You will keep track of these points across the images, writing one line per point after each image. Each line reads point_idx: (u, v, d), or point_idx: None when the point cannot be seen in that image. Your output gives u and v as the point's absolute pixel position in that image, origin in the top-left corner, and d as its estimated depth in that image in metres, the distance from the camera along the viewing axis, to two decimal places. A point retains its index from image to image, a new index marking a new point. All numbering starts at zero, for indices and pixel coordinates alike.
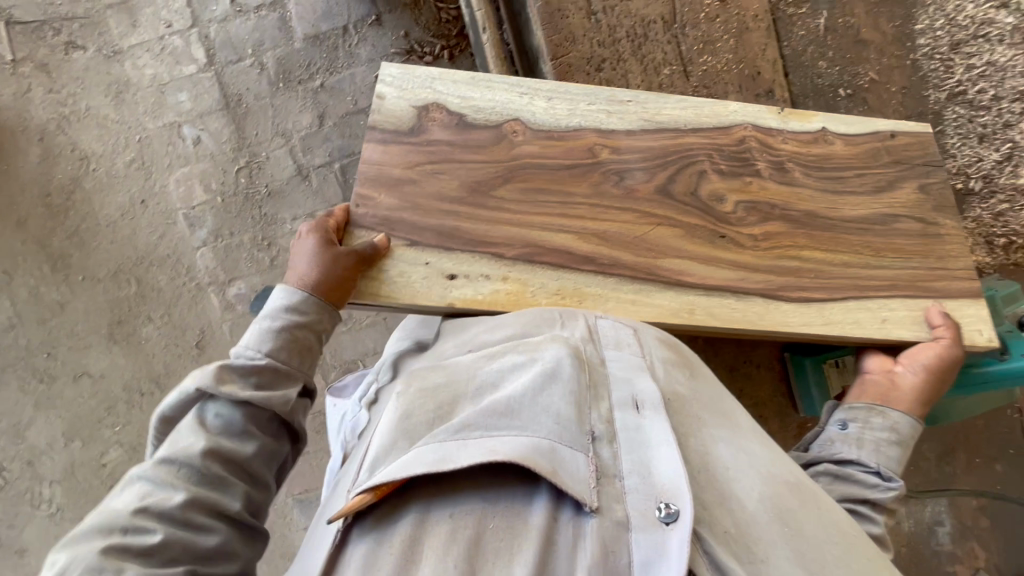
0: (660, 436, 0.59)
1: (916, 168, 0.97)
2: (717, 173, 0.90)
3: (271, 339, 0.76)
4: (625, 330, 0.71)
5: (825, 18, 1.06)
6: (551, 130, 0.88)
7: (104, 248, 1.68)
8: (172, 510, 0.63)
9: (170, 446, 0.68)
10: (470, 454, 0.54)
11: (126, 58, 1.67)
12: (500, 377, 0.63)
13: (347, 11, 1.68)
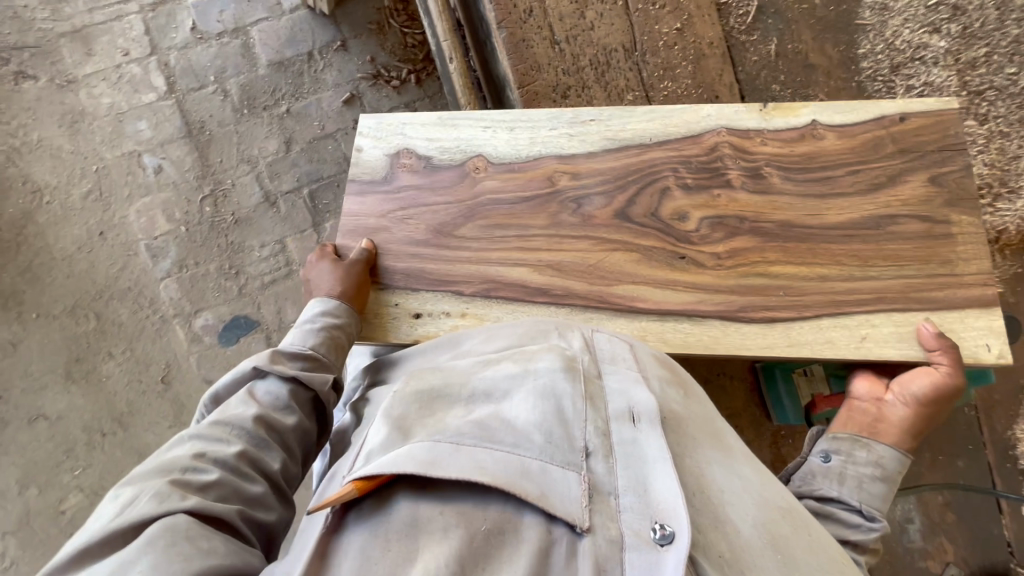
0: (654, 452, 0.59)
1: (926, 158, 0.88)
2: (682, 189, 0.88)
3: (315, 333, 0.78)
4: (620, 346, 0.73)
5: (775, 44, 1.12)
6: (514, 163, 0.91)
7: (60, 283, 1.61)
8: (227, 458, 0.62)
9: (222, 412, 0.67)
10: (460, 466, 0.54)
11: (81, 87, 1.62)
12: (497, 387, 0.65)
13: (312, 37, 1.68)
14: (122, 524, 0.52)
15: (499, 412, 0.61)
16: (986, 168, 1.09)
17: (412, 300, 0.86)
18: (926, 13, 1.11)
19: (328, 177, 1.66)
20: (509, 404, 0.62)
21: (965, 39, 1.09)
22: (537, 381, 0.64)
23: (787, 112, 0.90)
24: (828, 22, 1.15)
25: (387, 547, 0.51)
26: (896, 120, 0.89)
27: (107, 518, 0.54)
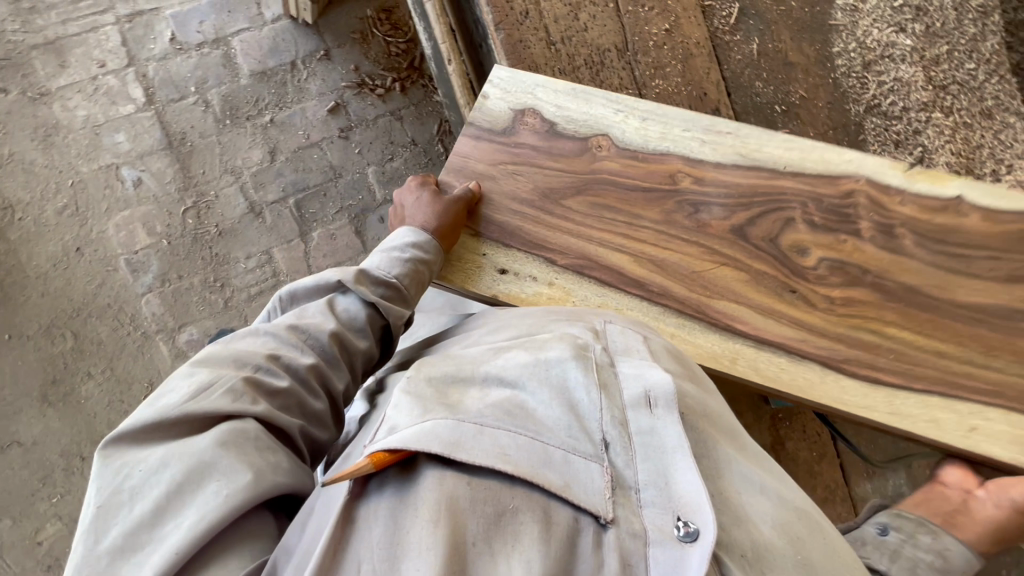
0: (672, 440, 0.58)
1: None
2: (808, 224, 0.86)
3: (400, 264, 0.80)
4: (634, 339, 0.72)
5: (756, 44, 1.18)
6: (637, 151, 0.90)
7: (35, 301, 1.55)
8: (299, 368, 0.65)
9: (300, 317, 0.70)
10: (484, 452, 0.52)
11: (56, 100, 1.58)
12: (511, 371, 0.62)
13: (295, 46, 1.67)
14: (198, 409, 0.55)
15: (519, 399, 0.59)
16: (953, 156, 1.14)
17: (502, 256, 0.88)
18: (893, 14, 1.21)
19: (315, 186, 1.65)
20: (528, 392, 0.60)
21: (928, 37, 1.19)
22: (553, 371, 0.62)
23: (932, 179, 0.86)
24: (802, 23, 1.21)
25: (413, 518, 0.49)
26: None
27: (183, 391, 0.57)
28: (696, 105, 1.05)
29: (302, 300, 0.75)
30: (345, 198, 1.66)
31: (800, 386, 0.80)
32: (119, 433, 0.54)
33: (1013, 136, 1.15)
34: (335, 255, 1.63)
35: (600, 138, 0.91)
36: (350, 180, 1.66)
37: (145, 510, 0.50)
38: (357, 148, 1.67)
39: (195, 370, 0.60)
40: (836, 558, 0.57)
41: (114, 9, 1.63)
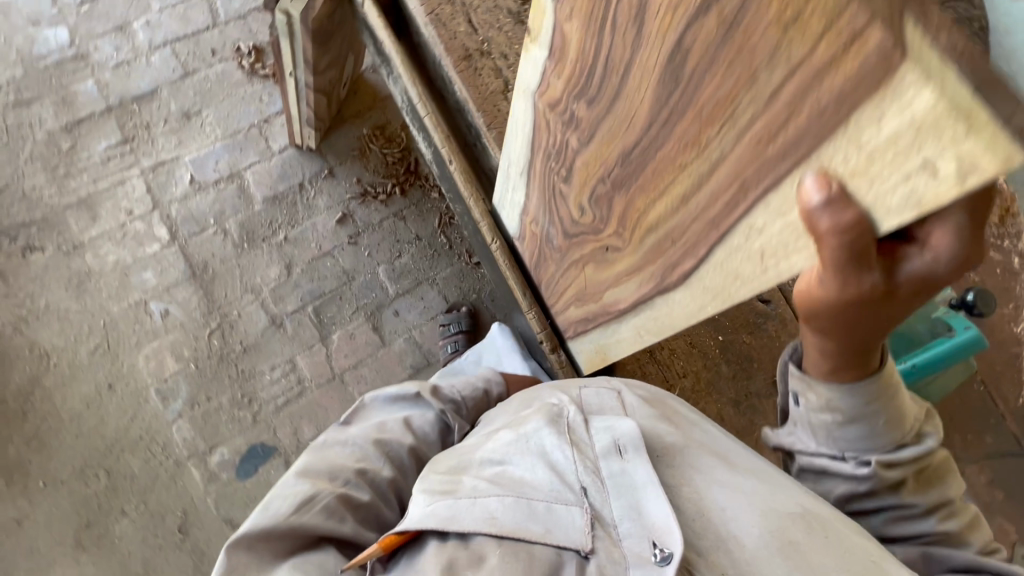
0: (643, 478, 0.60)
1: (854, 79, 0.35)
2: (572, 182, 0.79)
3: (470, 386, 0.94)
4: (607, 395, 0.75)
5: None
6: (523, 225, 0.99)
7: (69, 444, 1.57)
8: (381, 482, 0.73)
9: (382, 431, 0.80)
10: (474, 518, 0.58)
11: (87, 250, 1.69)
12: (500, 449, 0.67)
13: (302, 170, 1.83)
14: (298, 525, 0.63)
15: (506, 470, 0.64)
16: None
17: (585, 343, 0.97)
18: None
19: (330, 292, 1.74)
20: (516, 464, 0.65)
21: None
22: (534, 441, 0.66)
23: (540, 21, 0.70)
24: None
25: None
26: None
27: (289, 503, 0.66)
28: None
29: (387, 405, 0.86)
30: (360, 298, 1.75)
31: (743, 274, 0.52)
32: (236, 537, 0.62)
33: None
34: (356, 353, 1.70)
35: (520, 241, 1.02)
36: (364, 281, 1.76)
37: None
38: (367, 251, 1.79)
39: (298, 482, 0.70)
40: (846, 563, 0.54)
41: (138, 162, 1.76)
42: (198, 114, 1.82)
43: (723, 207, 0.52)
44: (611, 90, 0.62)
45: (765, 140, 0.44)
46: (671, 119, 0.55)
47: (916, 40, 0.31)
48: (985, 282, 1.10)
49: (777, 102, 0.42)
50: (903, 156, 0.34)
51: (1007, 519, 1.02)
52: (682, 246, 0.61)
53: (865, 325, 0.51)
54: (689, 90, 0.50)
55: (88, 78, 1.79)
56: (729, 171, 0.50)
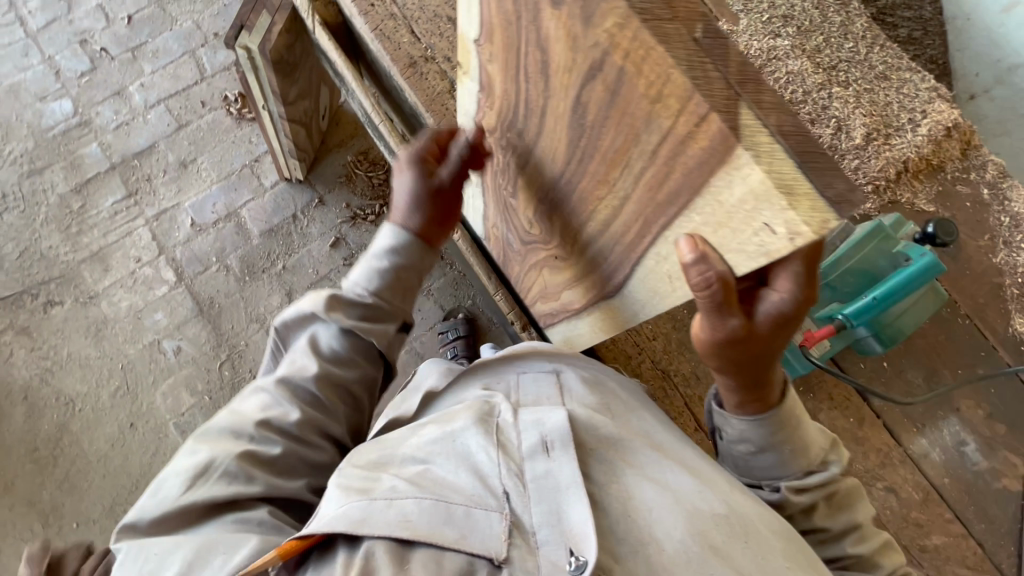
0: (567, 479, 0.58)
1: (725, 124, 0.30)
2: (512, 210, 0.72)
3: (376, 275, 0.74)
4: (545, 383, 0.74)
5: None
6: (486, 233, 0.93)
7: (97, 483, 1.65)
8: (290, 426, 0.68)
9: (286, 367, 0.72)
10: (388, 522, 0.54)
11: (102, 299, 1.80)
12: (424, 448, 0.64)
13: (294, 202, 1.92)
14: (200, 490, 0.62)
15: (427, 471, 0.61)
16: (866, 118, 1.11)
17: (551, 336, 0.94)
18: (765, 25, 1.18)
19: None
20: (438, 464, 0.61)
21: (803, 35, 1.17)
22: (460, 441, 0.63)
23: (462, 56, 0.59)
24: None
25: None
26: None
27: (182, 479, 0.63)
28: None
29: (290, 334, 0.77)
30: None
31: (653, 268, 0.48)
32: (126, 524, 0.61)
33: (913, 90, 1.14)
34: None
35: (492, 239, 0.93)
36: None
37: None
38: None
39: (197, 449, 0.65)
40: (762, 563, 0.55)
41: (143, 213, 1.88)
42: (194, 162, 1.94)
43: (636, 232, 0.46)
44: (533, 126, 0.52)
45: (656, 186, 0.39)
46: (581, 163, 0.47)
47: (750, 118, 0.30)
48: (954, 216, 1.10)
49: (657, 159, 0.37)
50: (753, 216, 0.32)
51: (1007, 451, 0.98)
52: (603, 267, 0.56)
53: (754, 362, 0.53)
54: (592, 137, 0.43)
55: (92, 142, 1.93)
56: (629, 215, 0.45)
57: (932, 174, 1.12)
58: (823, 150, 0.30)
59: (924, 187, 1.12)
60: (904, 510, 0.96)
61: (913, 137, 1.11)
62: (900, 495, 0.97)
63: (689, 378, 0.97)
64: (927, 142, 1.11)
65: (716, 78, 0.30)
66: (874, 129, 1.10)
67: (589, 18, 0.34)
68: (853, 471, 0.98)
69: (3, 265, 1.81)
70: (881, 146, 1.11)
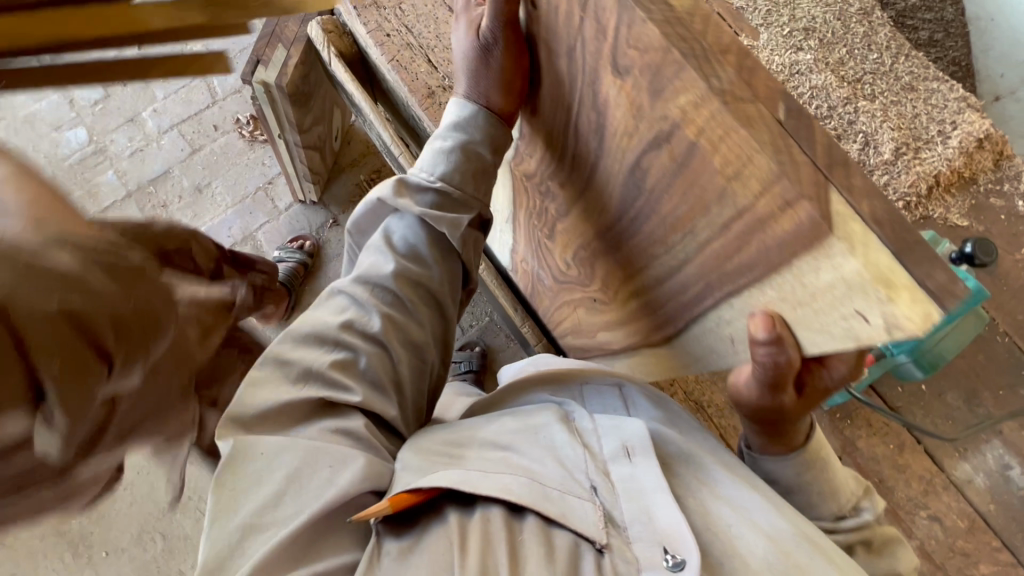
0: (651, 483, 0.52)
1: (816, 218, 0.29)
2: (545, 251, 0.72)
3: (443, 158, 0.53)
4: (609, 396, 0.68)
5: None
6: (513, 267, 0.92)
7: (125, 512, 1.63)
8: (373, 331, 0.58)
9: (361, 266, 0.62)
10: (488, 485, 0.50)
11: None
12: (506, 434, 0.58)
13: (309, 223, 1.92)
14: (299, 392, 0.55)
15: (508, 457, 0.55)
16: (894, 132, 1.09)
17: None
18: (786, 39, 1.16)
19: None
20: (520, 452, 0.56)
21: (825, 47, 1.15)
22: (543, 433, 0.58)
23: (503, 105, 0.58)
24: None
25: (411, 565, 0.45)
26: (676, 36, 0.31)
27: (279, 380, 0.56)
28: None
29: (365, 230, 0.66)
30: None
31: (710, 333, 0.46)
32: (231, 417, 0.52)
33: (942, 100, 1.11)
34: None
35: (520, 274, 0.91)
36: None
37: (279, 484, 0.48)
38: None
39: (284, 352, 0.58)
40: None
41: None
42: (209, 186, 1.94)
43: (692, 293, 0.45)
44: (581, 165, 0.49)
45: (724, 256, 0.38)
46: (637, 221, 0.46)
47: (842, 207, 0.29)
48: (989, 230, 1.08)
49: (729, 232, 0.36)
50: (839, 302, 0.31)
51: None
52: (650, 319, 0.56)
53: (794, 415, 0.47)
54: (650, 200, 0.42)
55: (108, 170, 1.94)
56: (689, 275, 0.44)
57: (963, 188, 1.10)
58: (922, 240, 0.28)
59: (957, 200, 1.10)
60: (951, 539, 0.93)
61: (944, 149, 1.08)
62: (944, 523, 0.94)
63: (724, 407, 0.94)
64: (958, 154, 1.08)
65: (803, 161, 0.29)
66: (903, 144, 1.08)
67: (659, 92, 0.33)
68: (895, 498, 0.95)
69: None
70: (910, 160, 1.09)
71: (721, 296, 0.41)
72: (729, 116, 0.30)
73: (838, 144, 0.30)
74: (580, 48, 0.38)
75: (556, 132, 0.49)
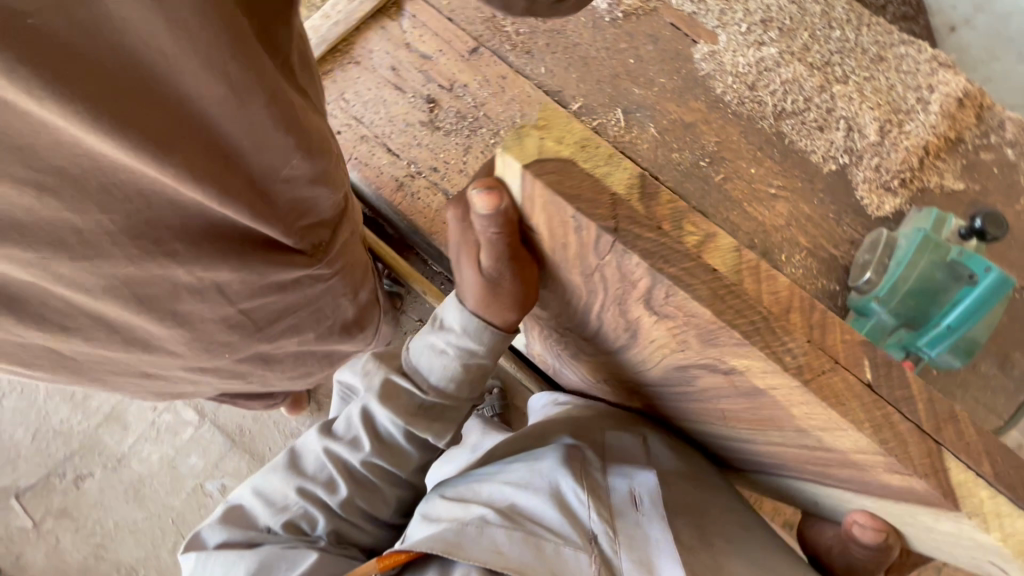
0: (656, 532, 0.48)
1: (939, 490, 0.25)
2: (569, 363, 0.68)
3: (440, 370, 0.49)
4: (632, 434, 0.62)
5: (653, 125, 1.13)
6: (528, 350, 0.89)
7: None
8: (334, 504, 0.58)
9: (334, 430, 0.61)
10: (482, 546, 0.47)
11: (130, 459, 1.64)
12: (512, 482, 0.54)
13: None
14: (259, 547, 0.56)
15: (513, 503, 0.51)
16: (875, 110, 1.11)
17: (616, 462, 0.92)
18: (746, 36, 1.16)
19: None
20: (524, 496, 0.52)
21: (786, 36, 1.16)
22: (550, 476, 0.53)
23: None
24: (684, 119, 1.13)
25: None
26: (734, 306, 0.26)
27: (253, 509, 0.59)
28: None
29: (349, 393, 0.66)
30: None
31: (788, 487, 0.43)
32: (208, 530, 0.57)
33: (914, 64, 1.13)
34: None
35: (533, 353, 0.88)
36: None
37: None
38: None
39: (260, 485, 0.60)
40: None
41: None
42: None
43: (763, 459, 0.41)
44: (600, 336, 0.45)
45: (807, 461, 0.34)
46: (682, 394, 0.42)
47: (963, 475, 0.25)
48: (985, 187, 1.11)
49: (815, 454, 0.32)
50: (970, 549, 0.27)
51: None
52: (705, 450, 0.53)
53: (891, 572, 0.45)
54: (704, 392, 0.37)
55: None
56: (757, 449, 0.40)
57: (952, 150, 1.12)
58: None
59: (948, 164, 1.12)
60: None
61: (927, 117, 1.10)
62: None
63: None
64: (942, 118, 1.11)
65: (906, 431, 0.25)
66: (887, 121, 1.10)
67: (713, 343, 0.29)
68: None
69: (19, 455, 1.68)
70: (897, 135, 1.10)
71: (801, 476, 0.37)
72: (811, 397, 0.25)
73: (932, 388, 0.26)
74: (600, 280, 0.33)
75: (567, 308, 0.45)
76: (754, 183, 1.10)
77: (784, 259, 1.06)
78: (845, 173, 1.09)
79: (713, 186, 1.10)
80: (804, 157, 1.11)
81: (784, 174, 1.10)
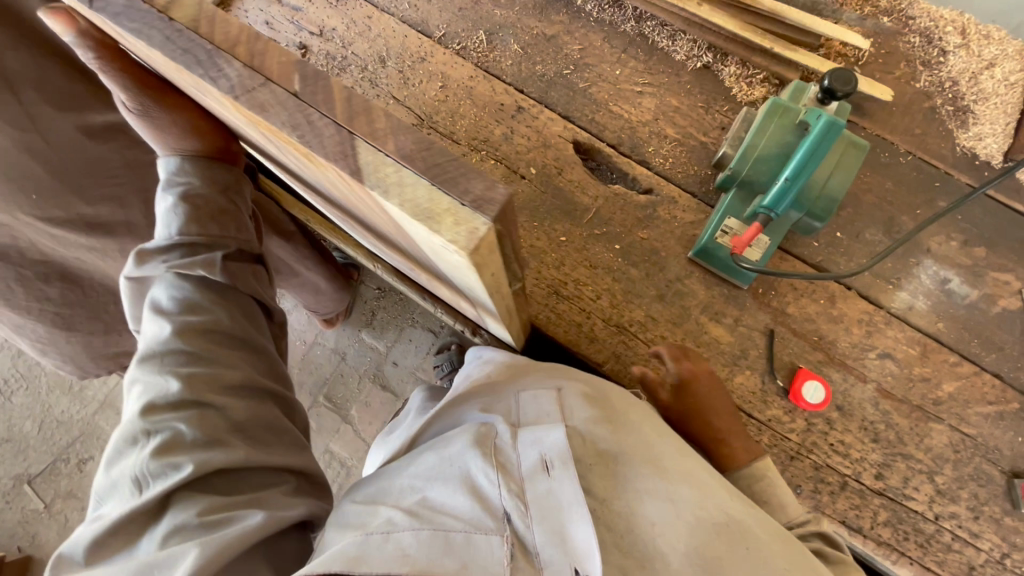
0: (568, 497, 0.53)
1: (349, 169, 0.28)
2: (367, 237, 0.73)
3: (172, 215, 0.61)
4: (545, 396, 0.63)
5: (516, 41, 1.09)
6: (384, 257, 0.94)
7: None
8: (174, 397, 0.57)
9: (145, 343, 0.61)
10: (386, 555, 0.49)
11: None
12: (422, 476, 0.59)
13: None
14: (141, 498, 0.53)
15: (426, 499, 0.56)
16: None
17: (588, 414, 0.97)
18: None
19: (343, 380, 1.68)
20: (436, 490, 0.56)
21: None
22: (457, 463, 0.57)
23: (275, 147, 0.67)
24: (547, 32, 1.09)
25: None
26: (184, 43, 0.30)
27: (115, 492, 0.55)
28: (501, 118, 1.06)
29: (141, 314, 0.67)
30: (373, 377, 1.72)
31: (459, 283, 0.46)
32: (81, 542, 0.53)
33: None
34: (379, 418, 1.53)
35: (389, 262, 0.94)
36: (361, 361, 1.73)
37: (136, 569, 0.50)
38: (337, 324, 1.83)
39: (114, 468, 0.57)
40: (761, 569, 0.51)
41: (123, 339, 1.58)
42: None
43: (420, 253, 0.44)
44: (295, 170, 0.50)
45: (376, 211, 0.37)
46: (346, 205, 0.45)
47: (370, 155, 0.28)
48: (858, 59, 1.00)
49: (361, 199, 0.35)
50: (445, 253, 0.32)
51: (992, 271, 0.92)
52: (431, 272, 0.57)
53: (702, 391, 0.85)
54: (322, 184, 0.40)
55: None
56: (400, 240, 0.42)
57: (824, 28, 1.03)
58: (453, 157, 0.28)
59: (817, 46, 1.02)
60: (905, 369, 0.90)
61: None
62: (896, 357, 0.91)
63: (644, 322, 0.96)
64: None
65: (322, 124, 0.29)
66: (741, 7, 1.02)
67: (216, 96, 0.32)
68: (839, 350, 0.92)
69: (29, 444, 1.67)
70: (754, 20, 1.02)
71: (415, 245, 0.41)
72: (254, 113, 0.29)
73: (353, 91, 0.29)
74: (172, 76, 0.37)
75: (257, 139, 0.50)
76: (619, 85, 1.05)
77: (654, 149, 1.02)
78: (708, 71, 1.03)
79: (578, 93, 1.06)
80: (666, 56, 1.05)
81: (649, 71, 1.05)
